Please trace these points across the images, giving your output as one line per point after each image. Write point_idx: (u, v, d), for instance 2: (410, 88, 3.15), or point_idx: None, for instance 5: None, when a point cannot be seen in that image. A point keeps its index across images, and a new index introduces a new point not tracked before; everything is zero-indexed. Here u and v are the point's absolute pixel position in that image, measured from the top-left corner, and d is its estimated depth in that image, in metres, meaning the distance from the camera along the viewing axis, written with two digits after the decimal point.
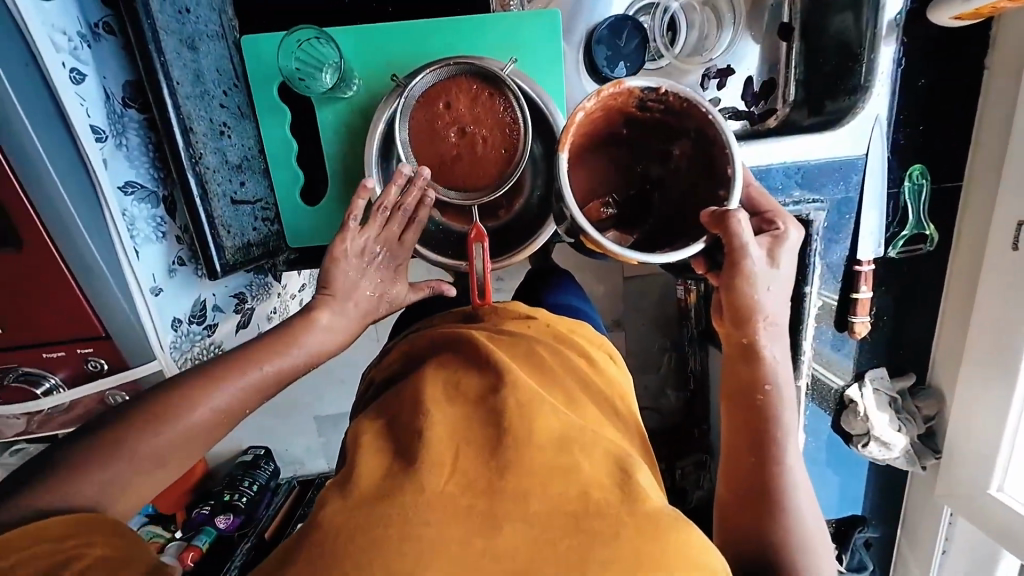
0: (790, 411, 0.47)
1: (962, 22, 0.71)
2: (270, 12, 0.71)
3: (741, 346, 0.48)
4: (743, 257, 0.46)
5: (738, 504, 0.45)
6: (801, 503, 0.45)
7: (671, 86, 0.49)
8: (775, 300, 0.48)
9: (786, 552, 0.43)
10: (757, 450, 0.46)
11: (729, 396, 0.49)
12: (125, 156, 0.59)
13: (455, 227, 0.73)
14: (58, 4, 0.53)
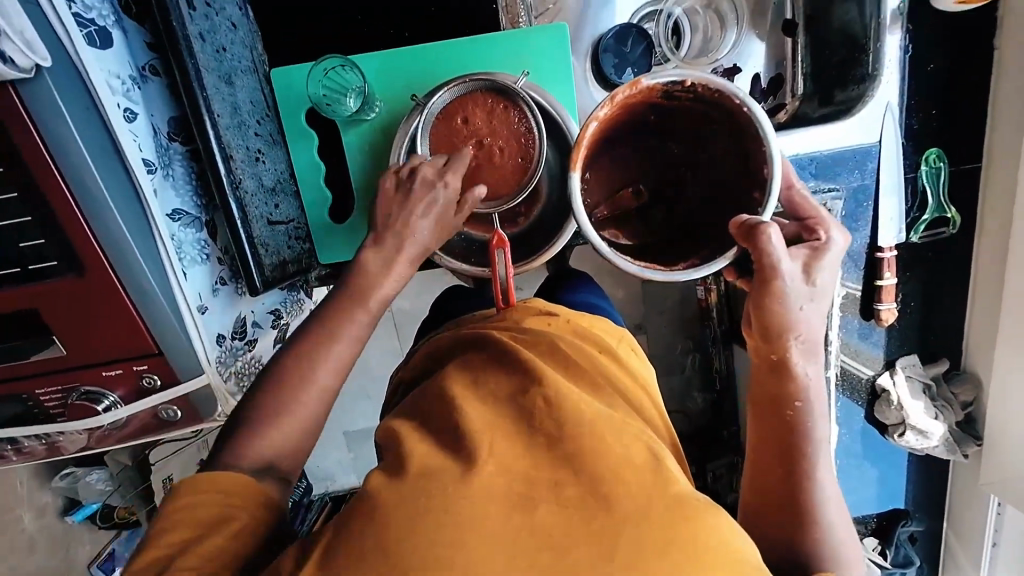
0: (824, 424, 0.46)
1: (966, 7, 0.72)
2: (296, 45, 0.77)
3: (769, 362, 0.46)
4: (776, 275, 0.44)
5: (764, 511, 0.46)
6: (829, 512, 0.45)
7: (697, 78, 0.48)
8: (809, 319, 0.45)
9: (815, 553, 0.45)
10: (788, 461, 0.46)
11: (757, 405, 0.47)
12: (172, 186, 0.64)
13: (477, 234, 0.77)
14: (113, 51, 0.58)
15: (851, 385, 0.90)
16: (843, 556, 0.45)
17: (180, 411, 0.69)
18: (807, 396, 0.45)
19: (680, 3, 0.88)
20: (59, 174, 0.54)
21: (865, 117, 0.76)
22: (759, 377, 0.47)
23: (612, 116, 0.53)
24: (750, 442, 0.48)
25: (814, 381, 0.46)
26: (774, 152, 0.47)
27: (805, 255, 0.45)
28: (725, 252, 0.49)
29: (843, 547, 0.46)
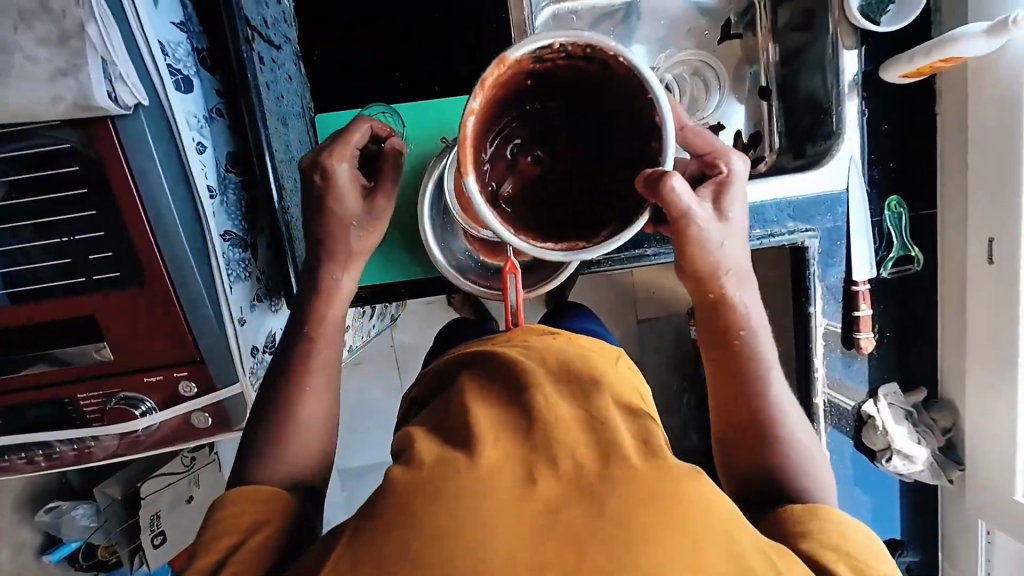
0: (761, 345, 0.60)
1: (909, 79, 0.85)
2: (337, 93, 0.86)
3: (710, 300, 0.59)
4: (688, 220, 0.54)
5: (735, 431, 0.60)
6: (783, 413, 0.59)
7: (564, 38, 0.50)
8: (730, 252, 0.58)
9: (779, 449, 0.58)
10: (745, 389, 0.59)
11: (709, 346, 0.61)
12: (226, 211, 0.72)
13: (490, 261, 0.85)
14: (192, 95, 0.68)
15: (838, 414, 0.95)
16: (809, 459, 0.58)
17: (211, 418, 0.73)
18: (749, 327, 0.60)
19: (672, 69, 1.02)
20: (139, 196, 0.62)
21: (833, 168, 0.88)
22: (706, 317, 0.61)
23: (493, 99, 0.53)
24: (712, 380, 0.62)
25: (749, 314, 0.60)
26: (660, 101, 0.51)
27: (714, 193, 0.58)
28: (640, 210, 0.53)
29: (808, 452, 0.59)
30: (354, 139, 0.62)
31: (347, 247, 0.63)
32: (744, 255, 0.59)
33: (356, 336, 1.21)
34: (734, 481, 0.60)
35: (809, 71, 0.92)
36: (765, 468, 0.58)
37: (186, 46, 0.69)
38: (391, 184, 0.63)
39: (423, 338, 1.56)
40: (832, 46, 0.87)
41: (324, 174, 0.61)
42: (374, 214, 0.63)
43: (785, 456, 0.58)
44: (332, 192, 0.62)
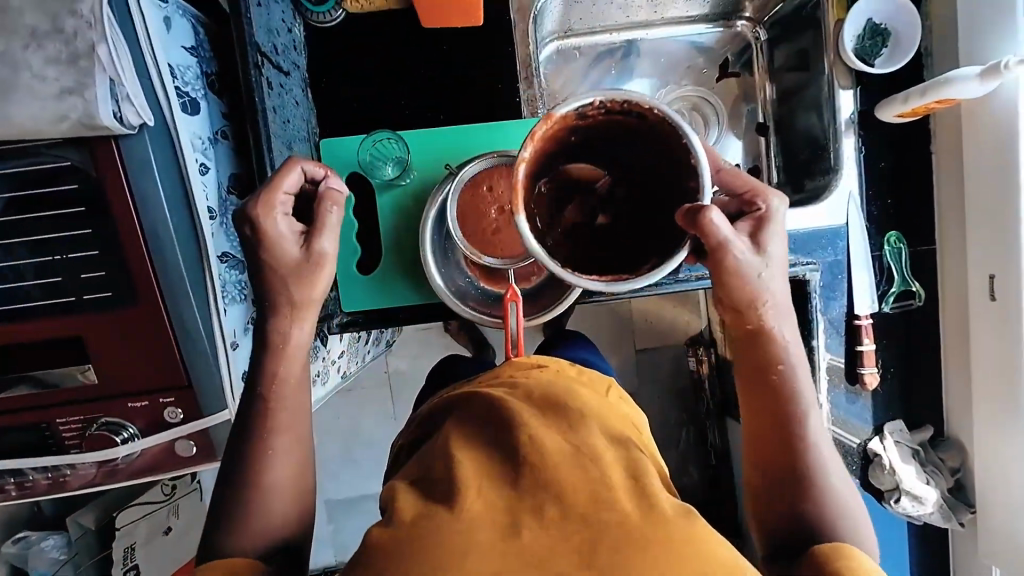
0: (804, 385, 0.57)
1: (904, 119, 0.87)
2: (343, 120, 0.87)
3: (749, 331, 0.57)
4: (726, 251, 0.53)
5: (775, 478, 0.55)
6: (826, 466, 0.55)
7: (605, 96, 0.51)
8: (771, 285, 0.56)
9: (823, 504, 0.54)
10: (779, 428, 0.56)
11: (749, 383, 0.58)
12: (225, 232, 0.71)
13: (491, 289, 0.84)
14: (198, 117, 0.68)
15: (843, 453, 0.93)
16: (844, 507, 0.54)
17: (196, 447, 0.70)
18: (785, 361, 0.57)
19: (671, 104, 1.05)
20: (137, 217, 0.62)
21: (832, 203, 0.88)
22: (744, 347, 0.58)
23: (540, 151, 0.54)
24: (744, 418, 0.59)
25: (787, 348, 0.57)
26: (697, 144, 0.49)
27: (752, 227, 0.57)
28: (677, 246, 0.52)
29: (843, 501, 0.55)
30: (285, 185, 0.56)
31: (288, 298, 0.56)
32: (784, 285, 0.57)
33: (350, 362, 1.19)
34: (763, 531, 0.56)
35: (805, 110, 0.94)
36: (795, 518, 0.54)
37: (196, 70, 0.69)
38: (329, 231, 0.56)
39: (417, 365, 1.54)
40: (827, 85, 0.89)
41: (254, 227, 0.55)
42: (311, 264, 0.56)
43: (818, 506, 0.54)
44: (265, 244, 0.55)
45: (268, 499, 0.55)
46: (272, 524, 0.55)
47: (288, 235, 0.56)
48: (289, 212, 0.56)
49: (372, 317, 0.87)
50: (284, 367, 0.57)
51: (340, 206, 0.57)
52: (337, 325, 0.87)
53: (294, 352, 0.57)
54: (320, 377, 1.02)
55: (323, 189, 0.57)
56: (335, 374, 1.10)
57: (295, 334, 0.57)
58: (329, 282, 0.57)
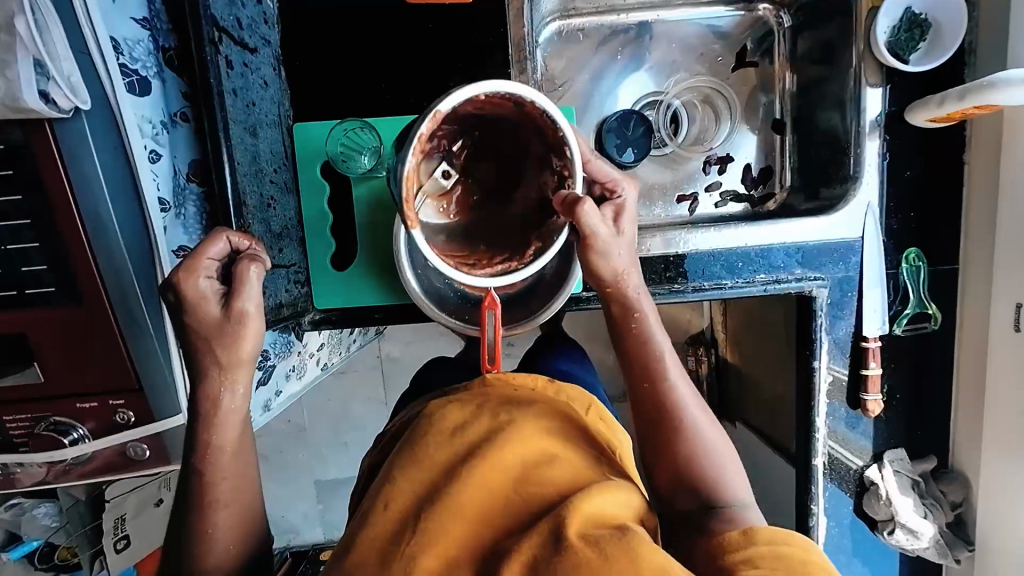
0: (656, 329, 0.59)
1: (936, 124, 0.79)
2: (318, 102, 0.81)
3: (608, 293, 0.60)
4: (593, 237, 0.55)
5: (648, 430, 0.56)
6: (692, 413, 0.56)
7: (487, 89, 0.48)
8: (620, 253, 0.59)
9: (693, 453, 0.54)
10: (641, 371, 0.57)
11: (615, 333, 0.61)
12: (182, 224, 0.66)
13: (473, 292, 0.78)
14: (150, 99, 0.62)
15: (840, 474, 0.88)
16: (716, 448, 0.55)
17: (148, 451, 0.66)
18: (641, 309, 0.60)
19: (680, 96, 0.97)
20: (78, 211, 0.57)
21: (848, 214, 0.81)
22: (609, 304, 0.61)
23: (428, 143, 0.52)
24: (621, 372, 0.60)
25: (638, 299, 0.60)
26: (569, 137, 0.52)
27: (611, 214, 0.59)
28: (558, 230, 0.55)
29: (717, 452, 0.55)
30: (209, 253, 0.55)
31: (214, 360, 0.55)
32: (630, 243, 0.60)
33: (332, 353, 1.15)
34: (659, 497, 0.55)
35: (828, 107, 0.86)
36: (678, 473, 0.54)
37: (149, 45, 0.63)
38: (251, 290, 0.55)
39: (410, 353, 1.50)
40: (853, 82, 0.81)
41: (178, 294, 0.54)
42: (231, 322, 0.54)
43: (692, 450, 0.54)
44: (184, 307, 0.54)
45: (221, 515, 0.54)
46: (225, 540, 0.54)
47: (205, 303, 0.54)
48: (212, 274, 0.55)
49: (346, 317, 0.83)
50: (217, 435, 0.55)
51: (262, 266, 0.56)
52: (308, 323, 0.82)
53: (226, 415, 0.56)
54: (296, 372, 0.98)
55: (254, 253, 0.56)
56: (314, 367, 1.07)
57: (228, 397, 0.55)
58: (254, 339, 0.55)
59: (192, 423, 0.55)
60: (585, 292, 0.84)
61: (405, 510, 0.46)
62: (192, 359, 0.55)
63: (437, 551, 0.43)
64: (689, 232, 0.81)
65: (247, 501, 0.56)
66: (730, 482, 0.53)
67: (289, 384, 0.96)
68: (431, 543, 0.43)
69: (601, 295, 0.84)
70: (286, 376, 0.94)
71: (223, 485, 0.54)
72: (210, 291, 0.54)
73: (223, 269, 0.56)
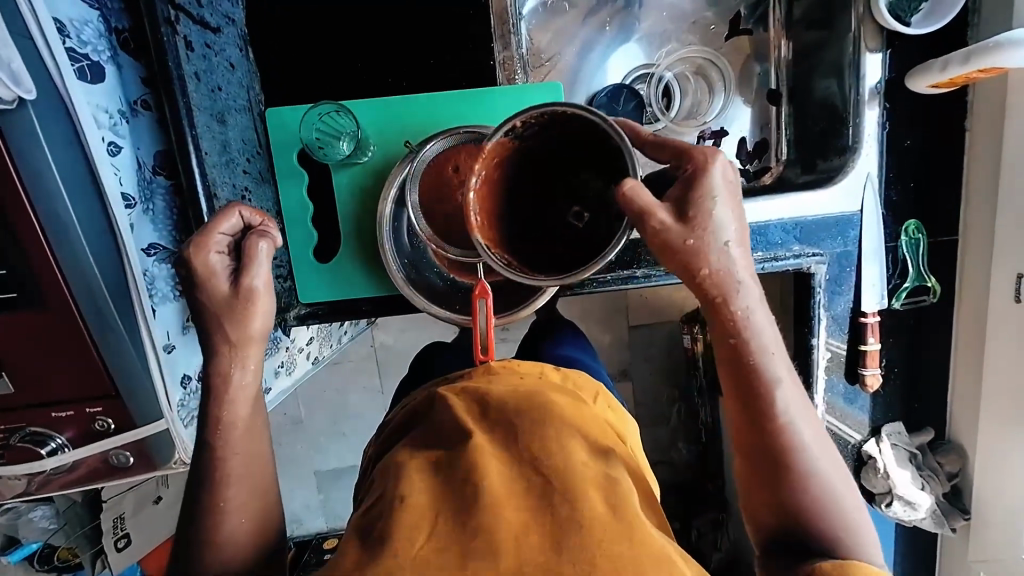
0: (769, 357, 0.50)
1: (939, 90, 0.76)
2: (290, 85, 0.76)
3: (714, 304, 0.50)
4: (653, 226, 0.47)
5: (752, 470, 0.50)
6: (810, 453, 0.49)
7: (520, 115, 0.50)
8: (711, 251, 0.49)
9: (806, 496, 0.48)
10: (752, 410, 0.49)
11: (722, 357, 0.51)
12: (151, 221, 0.63)
13: (461, 280, 0.75)
14: (104, 86, 0.58)
15: (838, 449, 0.87)
16: (836, 489, 0.49)
17: (132, 457, 0.64)
18: (742, 333, 0.49)
19: (672, 68, 0.93)
20: (31, 208, 0.52)
21: (847, 186, 0.78)
22: (718, 320, 0.50)
23: (491, 176, 0.53)
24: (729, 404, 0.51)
25: (745, 316, 0.49)
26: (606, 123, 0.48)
27: (681, 194, 0.49)
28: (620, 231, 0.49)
29: (835, 491, 0.49)
30: (221, 229, 0.54)
31: (224, 337, 0.53)
32: (733, 252, 0.49)
33: (323, 347, 1.13)
34: (758, 534, 0.51)
35: (824, 75, 0.82)
36: (788, 515, 0.49)
37: (99, 27, 0.58)
38: (260, 266, 0.53)
39: (403, 341, 1.47)
40: (852, 47, 0.77)
41: (188, 269, 0.53)
42: (240, 299, 0.53)
43: (809, 496, 0.48)
44: (195, 281, 0.53)
45: (231, 488, 0.52)
46: (232, 519, 0.52)
47: (217, 280, 0.53)
48: (224, 249, 0.54)
49: (333, 311, 0.80)
50: (203, 442, 0.53)
51: (273, 244, 0.54)
52: (294, 317, 0.81)
53: (209, 422, 0.53)
54: (285, 367, 0.96)
55: (265, 233, 0.55)
56: (305, 361, 1.05)
57: (239, 374, 0.53)
58: (263, 316, 0.54)
59: (204, 398, 0.53)
60: (578, 276, 0.82)
61: (422, 510, 0.42)
62: (202, 335, 0.53)
63: (453, 546, 0.40)
64: None
65: (258, 481, 0.54)
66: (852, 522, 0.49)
67: (278, 380, 0.94)
68: (448, 542, 0.40)
69: (595, 280, 0.82)
70: (275, 372, 0.91)
71: (236, 458, 0.52)
72: (224, 266, 0.53)
73: (234, 244, 0.55)
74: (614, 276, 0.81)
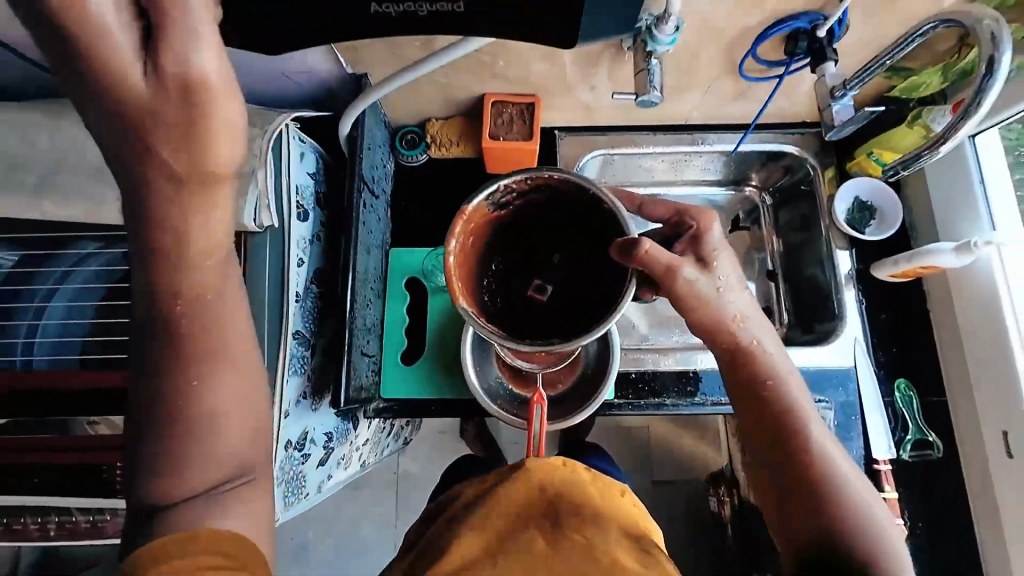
0: (790, 390, 0.64)
1: (897, 279, 0.99)
2: (411, 235, 1.06)
3: (729, 352, 0.66)
4: (674, 274, 0.60)
5: (789, 493, 0.60)
6: (842, 474, 0.60)
7: (506, 181, 0.59)
8: (722, 299, 0.64)
9: (842, 514, 0.57)
10: (778, 436, 0.62)
11: (743, 395, 0.65)
12: (303, 314, 0.85)
13: (520, 392, 0.94)
14: (306, 224, 0.87)
15: None
16: (868, 509, 0.58)
17: None
18: (776, 376, 0.65)
19: None
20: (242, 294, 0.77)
21: (839, 346, 0.96)
22: (732, 365, 0.66)
23: (471, 237, 0.62)
24: (753, 436, 0.64)
25: (775, 364, 0.65)
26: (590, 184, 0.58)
27: (692, 247, 0.65)
28: (626, 284, 0.57)
29: (869, 511, 0.58)
30: None
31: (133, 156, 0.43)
32: (757, 313, 0.67)
33: (371, 452, 1.22)
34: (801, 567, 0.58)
35: (810, 263, 1.08)
36: (831, 539, 0.56)
37: (313, 189, 0.90)
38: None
39: (428, 470, 1.60)
40: (826, 245, 1.04)
41: None
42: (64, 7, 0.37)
43: (860, 520, 0.57)
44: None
45: None
46: None
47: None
48: None
49: (408, 407, 0.95)
50: None
51: None
52: (373, 410, 0.95)
53: None
54: (344, 462, 1.05)
55: None
56: (357, 463, 1.13)
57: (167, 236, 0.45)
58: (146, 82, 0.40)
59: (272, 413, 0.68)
60: (616, 398, 0.96)
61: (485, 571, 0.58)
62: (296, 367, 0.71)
63: None
64: (704, 353, 0.99)
65: None
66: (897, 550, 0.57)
67: (337, 473, 1.03)
68: None
69: (631, 403, 0.96)
70: (337, 464, 1.01)
71: None
72: None
73: None
74: (647, 402, 0.96)
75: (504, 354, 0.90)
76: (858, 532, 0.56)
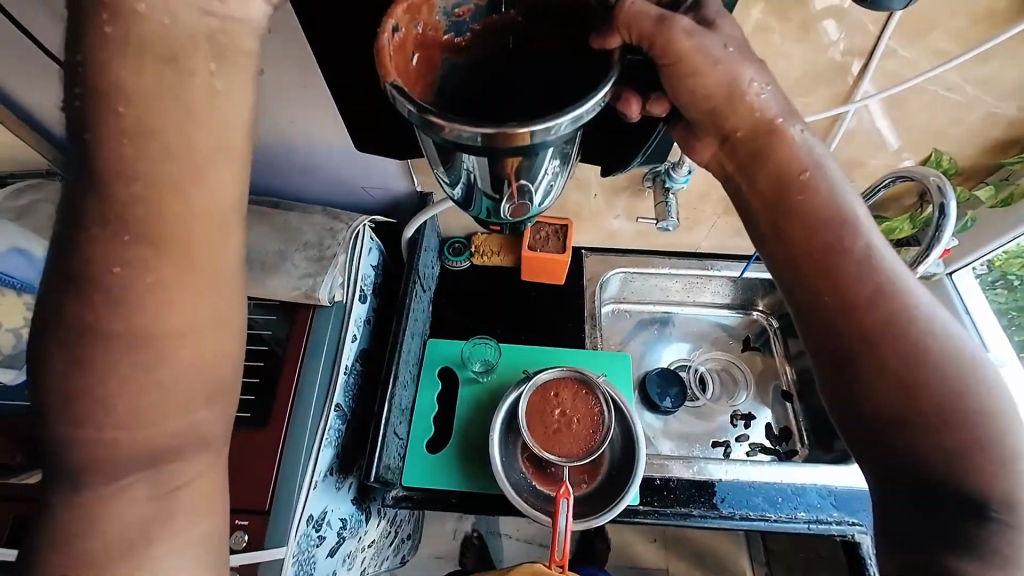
0: (830, 186, 0.50)
1: None
2: (448, 326, 1.15)
3: (737, 142, 0.51)
4: (670, 27, 0.45)
5: (839, 322, 0.48)
6: (914, 292, 0.48)
7: None
8: (739, 66, 0.48)
9: (911, 336, 0.47)
10: (825, 250, 0.49)
11: (767, 194, 0.51)
12: (347, 386, 0.91)
13: (543, 488, 0.94)
14: (364, 306, 0.98)
15: None
16: (938, 327, 0.48)
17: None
18: (811, 166, 0.50)
19: (705, 363, 1.29)
20: (301, 359, 0.84)
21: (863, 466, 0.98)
22: (756, 169, 0.51)
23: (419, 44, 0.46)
24: (784, 253, 0.50)
25: (809, 151, 0.51)
26: None
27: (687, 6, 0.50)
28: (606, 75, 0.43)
29: (942, 333, 0.48)
30: None
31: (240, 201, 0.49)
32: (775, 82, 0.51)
33: (372, 561, 1.13)
34: (845, 413, 0.49)
35: None
36: (895, 367, 0.47)
37: (373, 278, 1.03)
38: None
39: None
40: None
41: None
42: None
43: (926, 346, 0.47)
44: None
45: None
46: None
47: None
48: None
49: (428, 498, 0.94)
50: None
51: None
52: (391, 497, 0.93)
53: None
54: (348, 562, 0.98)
55: None
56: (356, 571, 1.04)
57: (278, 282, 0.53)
58: None
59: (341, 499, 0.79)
60: (641, 504, 0.94)
61: None
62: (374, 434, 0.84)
63: None
64: (728, 464, 0.99)
65: None
66: (979, 375, 0.47)
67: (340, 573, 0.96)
68: None
69: (657, 511, 0.94)
70: (342, 562, 0.94)
71: None
72: None
73: None
74: (673, 511, 0.94)
75: (530, 442, 0.92)
76: (918, 359, 0.46)
